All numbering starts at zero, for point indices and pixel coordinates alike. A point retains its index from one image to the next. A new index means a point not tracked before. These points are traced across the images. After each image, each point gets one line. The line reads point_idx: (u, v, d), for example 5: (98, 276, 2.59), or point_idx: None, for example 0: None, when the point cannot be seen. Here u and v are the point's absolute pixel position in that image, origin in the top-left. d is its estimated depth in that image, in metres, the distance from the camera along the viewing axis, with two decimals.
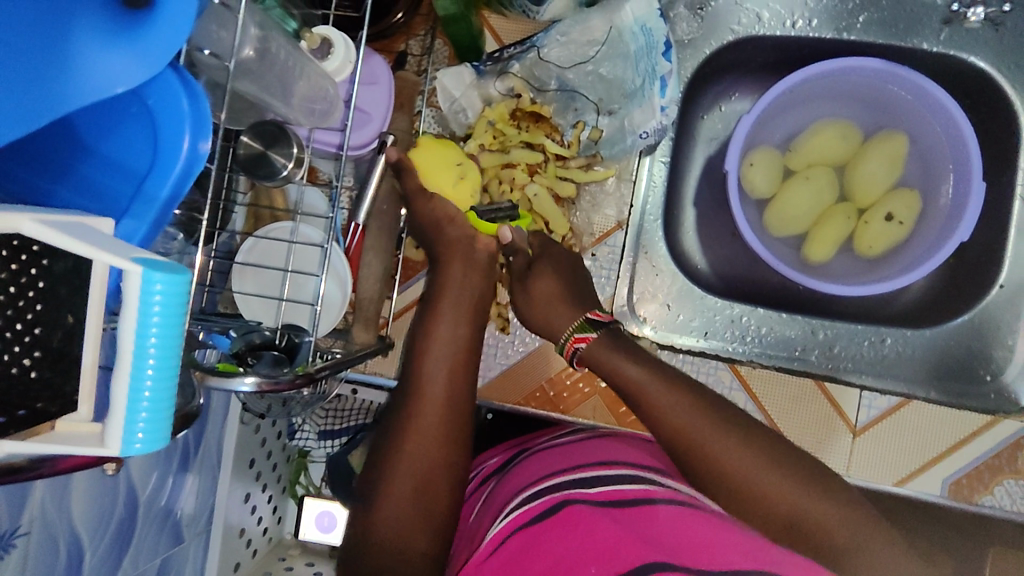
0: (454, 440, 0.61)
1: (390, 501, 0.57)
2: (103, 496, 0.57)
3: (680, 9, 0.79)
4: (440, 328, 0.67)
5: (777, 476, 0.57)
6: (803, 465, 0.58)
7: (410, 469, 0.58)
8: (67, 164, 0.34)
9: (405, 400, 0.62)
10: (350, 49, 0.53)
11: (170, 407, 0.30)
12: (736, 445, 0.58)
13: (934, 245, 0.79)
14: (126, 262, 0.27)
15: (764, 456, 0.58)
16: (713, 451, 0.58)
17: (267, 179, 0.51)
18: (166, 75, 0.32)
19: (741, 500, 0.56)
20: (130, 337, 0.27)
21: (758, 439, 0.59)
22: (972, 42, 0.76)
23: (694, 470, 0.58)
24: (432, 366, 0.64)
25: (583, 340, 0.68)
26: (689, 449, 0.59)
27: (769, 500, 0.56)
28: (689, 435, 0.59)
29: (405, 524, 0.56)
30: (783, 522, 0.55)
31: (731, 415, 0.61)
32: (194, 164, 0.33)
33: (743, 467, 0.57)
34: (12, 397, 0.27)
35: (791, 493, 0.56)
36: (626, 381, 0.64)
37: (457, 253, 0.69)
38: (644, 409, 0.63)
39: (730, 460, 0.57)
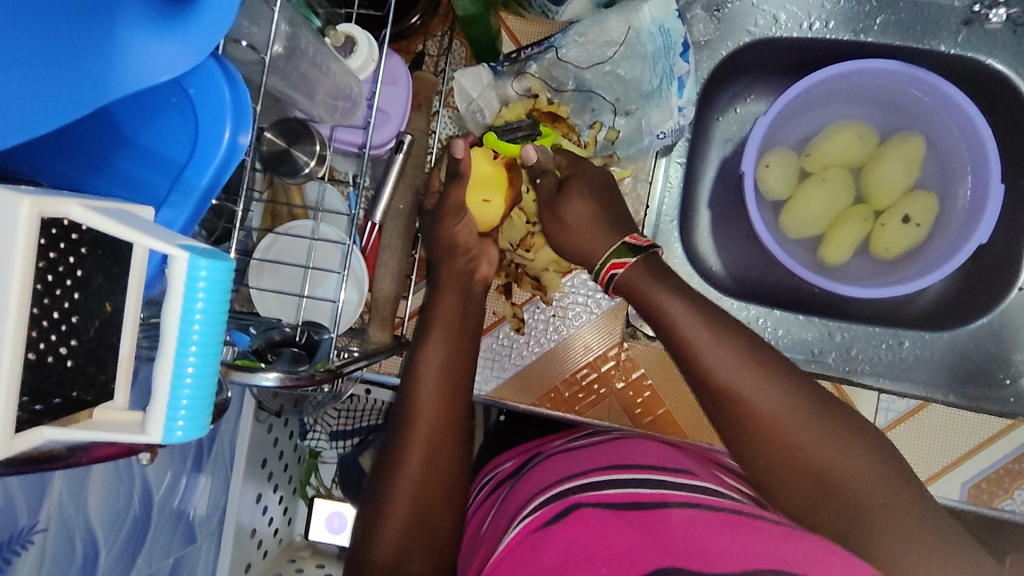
0: (450, 460, 0.62)
1: (389, 526, 0.59)
2: (118, 495, 0.56)
3: (697, 10, 0.79)
4: (432, 346, 0.66)
5: (818, 436, 0.55)
6: (846, 431, 0.56)
7: (409, 488, 0.59)
8: (104, 155, 0.33)
9: (402, 421, 0.63)
10: (373, 48, 0.53)
11: (211, 395, 0.29)
12: (780, 402, 0.57)
13: (951, 248, 0.79)
14: (171, 248, 0.27)
15: (809, 418, 0.56)
16: (759, 411, 0.57)
17: (289, 176, 0.52)
18: (208, 65, 0.32)
19: (773, 461, 0.56)
20: (174, 324, 0.28)
21: (803, 398, 0.58)
22: (992, 43, 0.75)
23: (731, 421, 0.58)
24: (426, 382, 0.64)
25: (620, 265, 0.67)
26: (733, 407, 0.58)
27: (802, 461, 0.55)
28: (733, 386, 0.58)
29: (402, 546, 0.58)
30: (817, 491, 0.55)
31: (779, 370, 0.59)
32: (234, 154, 0.34)
33: (784, 425, 0.56)
34: (47, 386, 0.26)
35: (825, 458, 0.55)
36: (671, 324, 0.62)
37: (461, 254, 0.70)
38: (689, 358, 0.61)
39: (773, 417, 0.56)
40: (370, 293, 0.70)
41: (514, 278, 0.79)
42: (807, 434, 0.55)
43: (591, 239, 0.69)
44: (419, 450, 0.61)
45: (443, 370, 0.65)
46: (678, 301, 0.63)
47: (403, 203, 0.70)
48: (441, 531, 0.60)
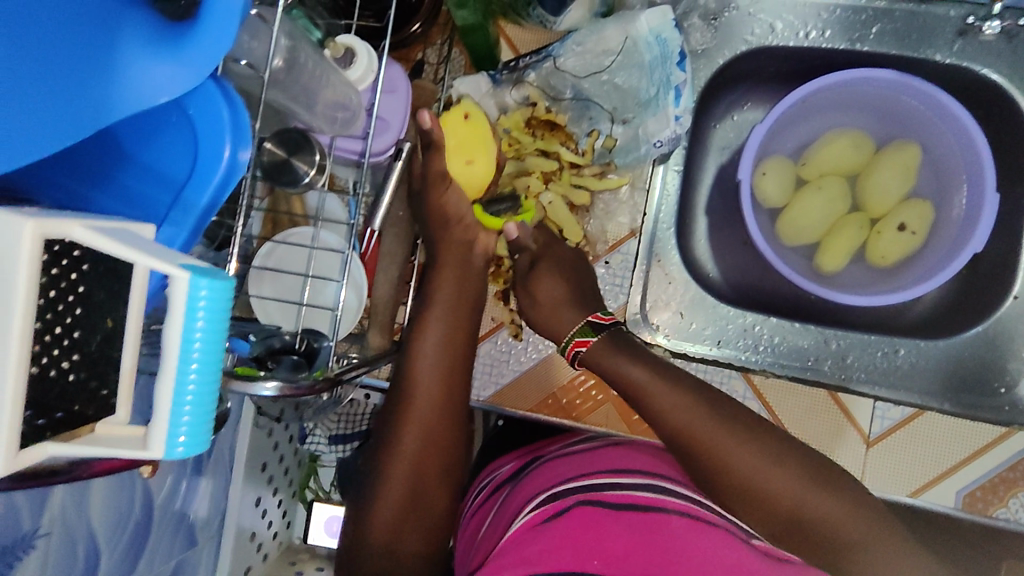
0: (447, 458, 0.63)
1: (380, 512, 0.59)
2: (119, 499, 0.57)
3: (694, 19, 0.79)
4: (427, 338, 0.66)
5: (785, 476, 0.57)
6: (816, 469, 0.59)
7: (405, 476, 0.60)
8: (107, 173, 0.34)
9: (395, 413, 0.63)
10: (372, 59, 0.54)
11: (212, 410, 0.30)
12: (747, 453, 0.58)
13: (945, 257, 0.79)
14: (172, 268, 0.28)
15: (773, 460, 0.58)
16: (724, 458, 0.58)
17: (289, 185, 0.53)
18: (208, 86, 0.33)
19: (749, 508, 0.58)
20: (175, 343, 0.28)
21: (769, 444, 0.59)
22: (987, 53, 0.76)
23: (702, 475, 0.60)
24: (421, 378, 0.63)
25: (583, 344, 0.69)
26: (697, 456, 0.60)
27: (776, 507, 0.57)
28: (695, 436, 0.60)
29: (395, 527, 0.59)
30: (789, 525, 0.57)
31: (741, 421, 0.61)
32: (233, 172, 0.34)
33: (753, 477, 0.58)
34: (50, 400, 0.27)
35: (799, 500, 0.57)
36: (638, 389, 0.64)
37: (451, 257, 0.70)
38: (653, 415, 0.63)
39: (739, 464, 0.58)
40: (369, 299, 0.71)
41: (512, 284, 0.79)
42: (773, 476, 0.57)
43: (562, 311, 0.71)
44: (410, 443, 0.61)
45: (438, 373, 0.64)
46: (636, 362, 0.65)
47: (400, 211, 0.72)
48: (436, 517, 0.61)
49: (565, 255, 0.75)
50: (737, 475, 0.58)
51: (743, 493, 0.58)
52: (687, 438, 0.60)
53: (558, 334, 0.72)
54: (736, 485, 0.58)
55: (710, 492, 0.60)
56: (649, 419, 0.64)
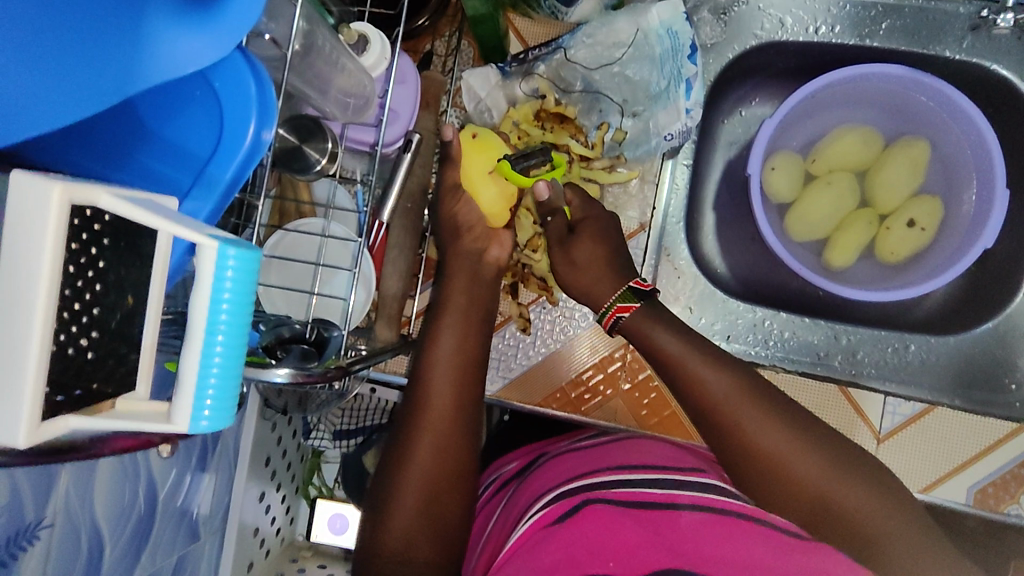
0: (458, 452, 0.62)
1: (397, 512, 0.59)
2: (123, 491, 0.56)
3: (704, 13, 0.79)
4: (443, 336, 0.67)
5: (812, 462, 0.58)
6: (843, 456, 0.59)
7: (417, 479, 0.60)
8: (127, 149, 0.33)
9: (412, 409, 0.63)
10: (386, 46, 0.53)
11: (236, 385, 0.30)
12: (778, 430, 0.59)
13: (954, 254, 0.79)
14: (201, 238, 0.27)
15: (803, 443, 0.59)
16: (755, 435, 0.59)
17: (300, 173, 0.52)
18: (233, 58, 0.32)
19: (777, 486, 0.57)
20: (202, 313, 0.28)
21: (800, 428, 0.60)
22: (997, 49, 0.76)
23: (732, 449, 0.60)
24: (438, 371, 0.65)
25: (625, 309, 0.68)
26: (729, 432, 0.60)
27: (802, 488, 0.57)
28: (729, 412, 0.61)
29: (410, 533, 0.58)
30: (812, 514, 0.57)
31: (774, 401, 0.62)
32: (257, 150, 0.33)
33: (784, 452, 0.58)
34: (68, 378, 0.26)
35: (827, 482, 0.57)
36: (669, 359, 0.65)
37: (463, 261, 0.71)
38: (687, 387, 0.63)
39: (770, 444, 0.58)
40: (377, 291, 0.70)
41: (521, 278, 0.79)
42: (802, 458, 0.58)
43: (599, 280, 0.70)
44: (428, 439, 0.61)
45: (453, 364, 0.66)
46: (671, 335, 0.65)
47: (409, 203, 0.70)
48: (451, 520, 0.60)
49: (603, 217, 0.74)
50: (766, 454, 0.58)
51: (770, 475, 0.58)
52: (721, 412, 0.61)
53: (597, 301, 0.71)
54: (765, 465, 0.58)
55: (737, 469, 0.60)
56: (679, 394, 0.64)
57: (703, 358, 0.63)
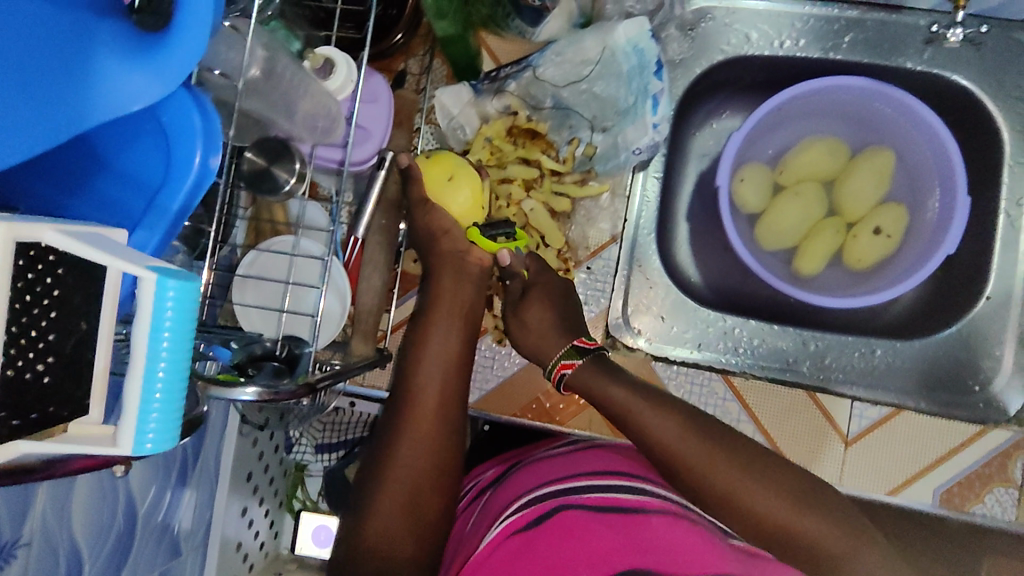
0: (444, 449, 0.64)
1: (381, 510, 0.60)
2: (102, 509, 0.57)
3: (671, 30, 0.81)
4: (433, 336, 0.70)
5: (769, 492, 0.59)
6: (798, 484, 0.60)
7: (403, 474, 0.61)
8: (85, 180, 0.35)
9: (400, 405, 0.65)
10: (352, 68, 0.55)
11: (179, 407, 0.31)
12: (730, 463, 0.61)
13: (920, 259, 0.81)
14: (141, 270, 0.28)
15: (759, 476, 0.60)
16: (708, 474, 0.60)
17: (270, 193, 0.53)
18: (179, 94, 0.34)
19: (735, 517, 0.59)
20: (143, 342, 0.29)
21: (756, 462, 0.61)
22: (955, 60, 0.78)
23: (687, 486, 0.61)
24: (427, 368, 0.68)
25: (568, 367, 0.72)
26: (682, 475, 0.62)
27: (759, 519, 0.58)
28: (680, 455, 0.62)
29: (392, 531, 0.59)
30: (776, 539, 0.58)
31: (723, 436, 0.63)
32: (205, 177, 0.35)
33: (737, 486, 0.59)
34: (25, 401, 0.27)
35: (782, 511, 0.58)
36: (619, 407, 0.67)
37: (445, 263, 0.71)
38: (639, 434, 0.65)
39: (724, 480, 0.60)
40: (353, 307, 0.71)
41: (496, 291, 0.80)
42: (759, 489, 0.59)
43: (549, 337, 0.73)
44: (411, 432, 0.63)
45: (440, 360, 0.68)
46: (618, 385, 0.68)
47: (383, 219, 0.71)
48: (433, 518, 0.61)
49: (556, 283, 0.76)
50: (720, 490, 0.60)
51: (727, 508, 0.59)
52: (670, 457, 0.62)
53: (543, 358, 0.74)
54: (721, 499, 0.60)
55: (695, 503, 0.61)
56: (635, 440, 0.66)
57: (650, 404, 0.66)
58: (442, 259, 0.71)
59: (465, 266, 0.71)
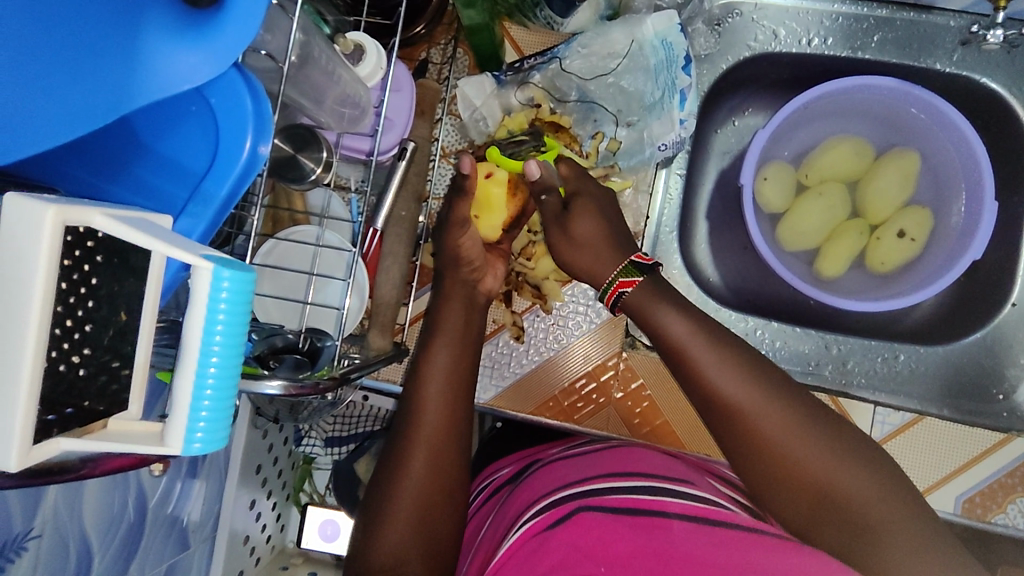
0: (452, 465, 0.63)
1: (391, 527, 0.58)
2: (113, 501, 0.56)
3: (698, 24, 0.79)
4: (437, 357, 0.67)
5: (818, 452, 0.55)
6: (850, 447, 0.56)
7: (414, 492, 0.60)
8: (123, 163, 0.34)
9: (405, 424, 0.64)
10: (381, 56, 0.53)
11: (230, 406, 0.30)
12: (787, 418, 0.56)
13: (949, 260, 0.80)
14: (196, 259, 0.27)
15: (811, 435, 0.56)
16: (759, 426, 0.56)
17: (295, 181, 0.52)
18: (230, 74, 0.32)
19: (786, 491, 0.55)
20: (196, 334, 0.28)
21: (812, 420, 0.57)
22: (986, 63, 0.77)
23: (734, 439, 0.58)
24: (431, 384, 0.65)
25: (628, 284, 0.65)
26: (732, 420, 0.57)
27: (805, 481, 0.55)
28: (732, 395, 0.57)
29: (403, 551, 0.57)
30: (810, 502, 0.55)
31: (800, 397, 0.58)
32: (254, 164, 0.33)
33: (787, 441, 0.55)
34: (59, 396, 0.26)
35: (825, 475, 0.54)
36: (673, 342, 0.61)
37: (455, 292, 0.71)
38: (687, 372, 0.60)
39: (774, 435, 0.56)
40: (371, 298, 0.70)
41: (515, 287, 0.79)
42: (807, 449, 0.55)
43: (599, 256, 0.67)
44: (421, 450, 0.62)
45: (443, 378, 0.65)
46: (680, 317, 0.62)
47: (404, 210, 0.70)
48: (444, 534, 0.60)
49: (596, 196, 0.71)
50: (767, 443, 0.56)
51: (769, 463, 0.56)
52: (723, 400, 0.58)
53: (597, 279, 0.68)
54: (765, 453, 0.56)
55: (744, 470, 0.58)
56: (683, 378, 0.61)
57: (710, 342, 0.60)
58: (454, 284, 0.71)
59: (475, 297, 0.72)
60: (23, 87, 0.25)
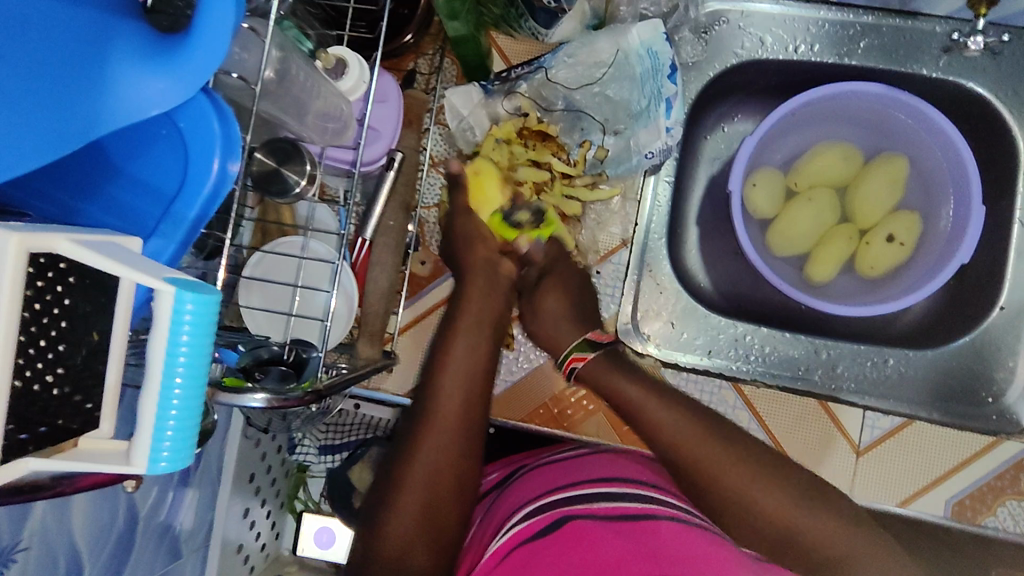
0: (463, 462, 0.62)
1: (398, 514, 0.58)
2: (102, 512, 0.56)
3: (685, 32, 0.80)
4: (456, 345, 0.69)
5: (771, 486, 0.57)
6: (801, 477, 0.59)
7: (416, 486, 0.59)
8: (96, 184, 0.34)
9: (419, 416, 0.64)
10: (364, 69, 0.54)
11: (195, 426, 0.30)
12: (735, 456, 0.59)
13: (932, 270, 0.80)
14: (158, 283, 0.28)
15: (763, 469, 0.58)
16: (709, 465, 0.59)
17: (278, 196, 0.52)
18: (198, 99, 0.33)
19: (745, 521, 0.57)
20: (160, 357, 0.28)
21: (761, 456, 0.60)
22: (971, 68, 0.77)
23: (690, 481, 0.59)
24: (449, 377, 0.67)
25: (579, 359, 0.72)
26: (686, 464, 0.60)
27: (764, 514, 0.56)
28: (683, 441, 0.61)
29: (408, 541, 0.57)
30: (775, 536, 0.56)
31: (744, 437, 0.62)
32: (223, 186, 0.34)
33: (740, 478, 0.58)
34: (32, 415, 0.27)
35: (785, 505, 0.56)
36: (625, 401, 0.66)
37: (479, 273, 0.74)
38: (642, 424, 0.64)
39: (728, 472, 0.58)
40: (360, 308, 0.70)
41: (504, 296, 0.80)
42: (760, 482, 0.57)
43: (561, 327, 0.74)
44: (426, 446, 0.61)
45: (463, 369, 0.67)
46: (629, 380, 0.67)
47: (392, 220, 0.70)
48: (450, 525, 0.59)
49: (571, 274, 0.78)
50: (722, 482, 0.58)
51: (727, 501, 0.57)
52: (674, 446, 0.61)
53: (556, 348, 0.75)
54: (722, 492, 0.58)
55: (705, 509, 0.59)
56: (637, 428, 0.65)
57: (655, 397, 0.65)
58: (475, 268, 0.74)
59: (497, 280, 0.74)
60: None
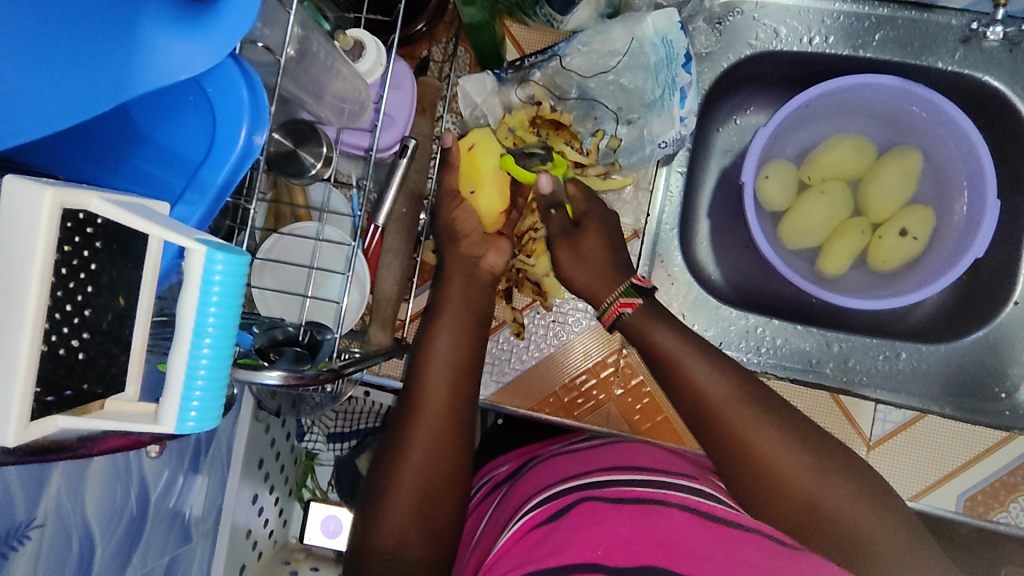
0: (452, 452, 0.63)
1: (391, 512, 0.59)
2: (115, 493, 0.56)
3: (699, 22, 0.80)
4: (441, 338, 0.69)
5: (799, 461, 0.58)
6: (827, 454, 0.60)
7: (413, 478, 0.60)
8: (121, 154, 0.35)
9: (406, 410, 0.64)
10: (381, 52, 0.54)
11: (222, 387, 0.31)
12: (766, 426, 0.60)
13: (946, 264, 0.79)
14: (189, 242, 0.28)
15: (792, 444, 0.59)
16: (742, 430, 0.60)
17: (295, 177, 0.52)
18: (227, 66, 0.33)
19: (770, 494, 0.58)
20: (190, 316, 0.29)
21: (791, 430, 0.60)
22: (988, 61, 0.76)
23: (719, 447, 0.61)
24: (435, 371, 0.66)
25: (628, 305, 0.70)
26: (719, 430, 0.61)
27: (789, 487, 0.57)
28: (718, 405, 0.61)
29: (404, 533, 0.58)
30: (798, 512, 0.57)
31: (777, 408, 0.62)
32: (249, 154, 0.34)
33: (768, 449, 0.59)
34: (57, 377, 0.27)
35: (809, 481, 0.57)
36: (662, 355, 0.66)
37: (458, 269, 0.73)
38: (680, 387, 0.64)
39: (758, 442, 0.59)
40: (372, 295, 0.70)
41: (515, 283, 0.80)
42: (787, 456, 0.58)
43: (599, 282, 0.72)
44: (421, 437, 0.62)
45: (448, 363, 0.67)
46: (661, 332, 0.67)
47: (404, 207, 0.70)
48: (443, 520, 0.60)
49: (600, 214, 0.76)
50: (750, 451, 0.59)
51: (754, 471, 0.58)
52: (709, 410, 0.62)
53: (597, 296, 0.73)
54: (750, 461, 0.59)
55: (731, 478, 0.60)
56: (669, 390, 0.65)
57: (697, 356, 0.64)
58: (455, 260, 0.73)
59: (476, 274, 0.73)
60: (26, 77, 0.25)
